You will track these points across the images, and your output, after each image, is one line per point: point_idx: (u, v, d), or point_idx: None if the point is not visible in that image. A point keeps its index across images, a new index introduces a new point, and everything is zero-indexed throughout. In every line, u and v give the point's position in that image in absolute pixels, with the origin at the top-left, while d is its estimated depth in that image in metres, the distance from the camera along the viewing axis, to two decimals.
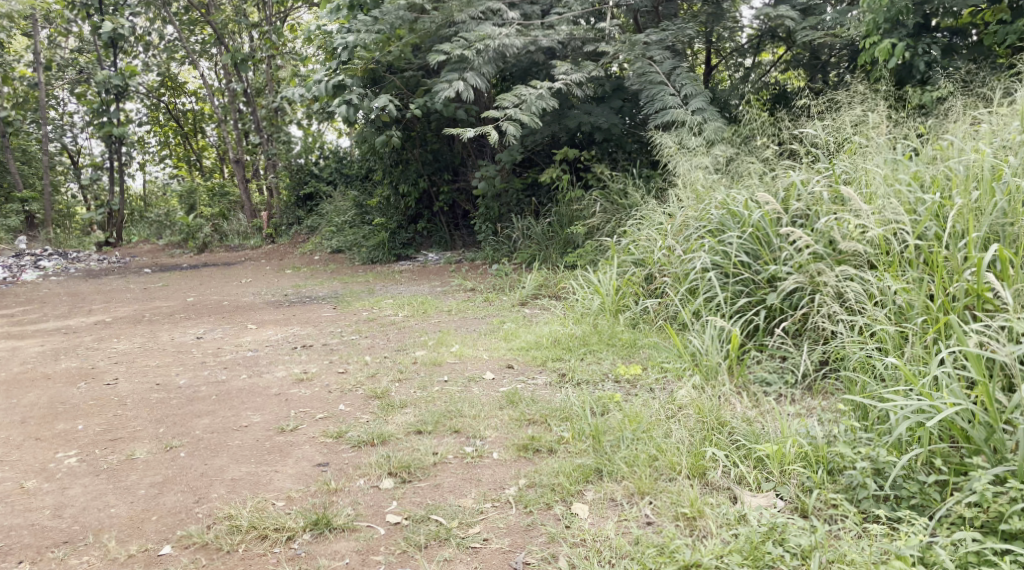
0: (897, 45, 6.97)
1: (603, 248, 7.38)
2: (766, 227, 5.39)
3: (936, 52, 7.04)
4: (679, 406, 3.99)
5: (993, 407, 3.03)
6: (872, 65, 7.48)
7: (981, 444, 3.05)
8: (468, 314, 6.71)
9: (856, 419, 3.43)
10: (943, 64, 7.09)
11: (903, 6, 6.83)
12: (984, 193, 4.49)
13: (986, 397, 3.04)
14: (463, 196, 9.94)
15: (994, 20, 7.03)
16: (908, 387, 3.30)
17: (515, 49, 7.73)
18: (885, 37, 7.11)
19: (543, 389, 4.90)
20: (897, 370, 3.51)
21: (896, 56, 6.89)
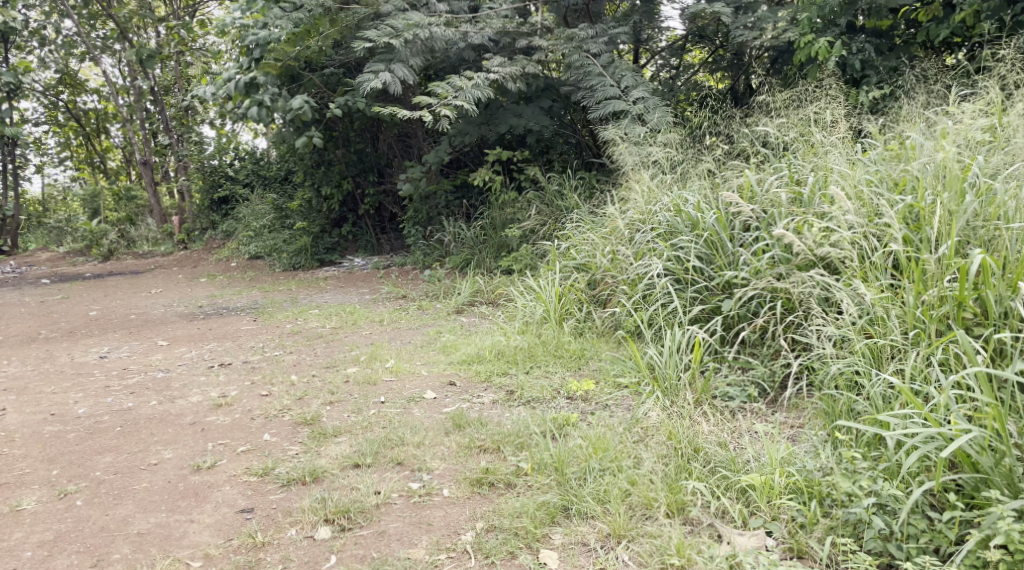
0: (832, 43, 6.76)
1: (541, 252, 7.01)
2: (721, 229, 5.09)
3: (870, 51, 6.90)
4: (647, 431, 3.62)
5: (1006, 432, 2.84)
6: (806, 64, 7.29)
7: (997, 475, 2.84)
8: (401, 324, 6.25)
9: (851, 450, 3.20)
10: (876, 63, 6.98)
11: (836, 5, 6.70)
12: (955, 195, 4.38)
13: (999, 421, 2.86)
14: (390, 199, 9.45)
15: (926, 20, 6.85)
16: (910, 411, 3.07)
17: (444, 42, 7.27)
18: (820, 35, 7.00)
19: (491, 408, 4.47)
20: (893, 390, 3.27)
21: (835, 54, 6.68)
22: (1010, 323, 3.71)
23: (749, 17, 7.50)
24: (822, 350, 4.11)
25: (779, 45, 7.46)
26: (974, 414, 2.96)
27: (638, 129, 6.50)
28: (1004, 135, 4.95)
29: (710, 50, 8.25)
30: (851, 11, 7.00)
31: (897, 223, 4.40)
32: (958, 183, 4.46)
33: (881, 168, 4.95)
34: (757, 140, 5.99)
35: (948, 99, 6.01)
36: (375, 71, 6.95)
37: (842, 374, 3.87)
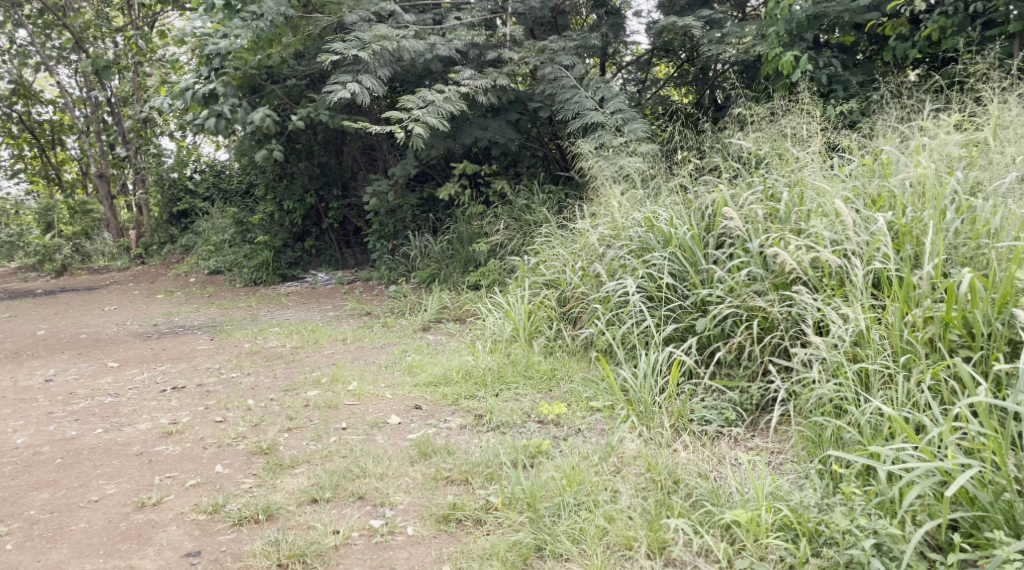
0: (800, 58, 6.61)
1: (510, 268, 6.82)
2: (695, 246, 4.91)
3: (837, 65, 6.77)
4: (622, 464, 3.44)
5: (1008, 470, 2.85)
6: (774, 78, 7.18)
7: (994, 511, 2.87)
8: (365, 343, 6.01)
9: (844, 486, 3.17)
10: (843, 78, 6.85)
11: (803, 19, 6.63)
12: (936, 213, 4.25)
13: (1000, 458, 2.86)
14: (355, 212, 9.19)
15: (894, 34, 6.73)
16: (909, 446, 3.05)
17: (413, 53, 7.06)
18: (787, 49, 6.85)
19: (458, 434, 4.26)
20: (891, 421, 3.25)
21: (800, 68, 6.54)
22: (996, 345, 3.60)
23: (716, 32, 7.35)
24: (803, 373, 3.95)
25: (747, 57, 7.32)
26: (971, 446, 2.96)
27: (609, 142, 6.32)
28: (979, 152, 4.83)
29: (676, 65, 8.11)
30: (817, 25, 6.82)
31: (878, 239, 4.25)
32: (939, 199, 4.33)
33: (858, 184, 4.81)
34: (730, 154, 5.84)
35: (919, 115, 5.90)
36: (342, 81, 6.72)
37: (827, 402, 3.73)
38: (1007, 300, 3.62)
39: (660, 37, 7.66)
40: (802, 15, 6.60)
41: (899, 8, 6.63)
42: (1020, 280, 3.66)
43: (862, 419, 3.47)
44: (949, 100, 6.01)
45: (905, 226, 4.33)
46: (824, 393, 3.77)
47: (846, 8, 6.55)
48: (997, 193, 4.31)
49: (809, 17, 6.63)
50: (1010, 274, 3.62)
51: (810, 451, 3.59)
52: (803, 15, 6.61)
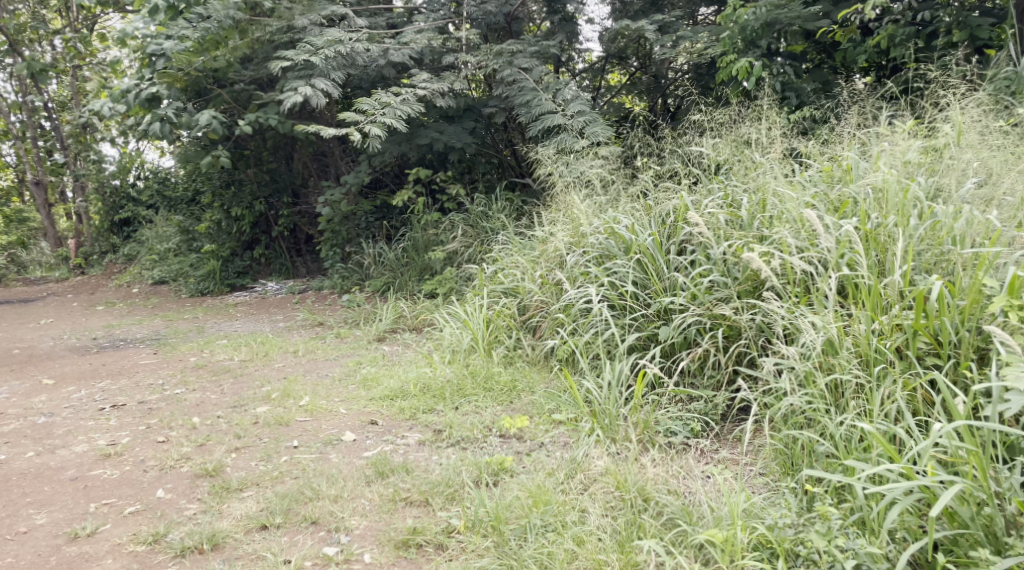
0: (755, 64, 6.55)
1: (468, 275, 6.69)
2: (657, 252, 4.78)
3: (791, 72, 6.64)
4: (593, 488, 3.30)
5: (990, 484, 2.85)
6: (728, 85, 7.11)
7: (974, 526, 2.86)
8: (317, 355, 5.78)
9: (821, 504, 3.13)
10: (796, 85, 6.75)
11: (758, 26, 6.54)
12: (898, 219, 4.17)
13: (982, 471, 2.86)
14: (305, 220, 8.93)
15: (845, 42, 6.67)
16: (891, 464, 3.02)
17: (367, 58, 6.82)
18: (741, 56, 6.75)
19: (417, 451, 4.07)
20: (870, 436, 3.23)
21: (755, 75, 6.50)
22: (963, 353, 3.54)
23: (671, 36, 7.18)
24: (773, 384, 3.83)
25: (701, 62, 7.22)
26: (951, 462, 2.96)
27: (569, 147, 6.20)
28: (937, 158, 4.75)
29: (629, 73, 8.01)
30: (772, 33, 6.64)
31: (844, 244, 4.14)
32: (902, 205, 4.25)
33: (820, 190, 4.72)
34: (689, 160, 5.72)
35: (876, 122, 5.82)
36: (295, 87, 6.46)
37: (800, 415, 3.66)
38: (974, 307, 3.56)
39: (612, 43, 7.56)
40: (755, 24, 6.52)
41: (849, 16, 6.58)
42: (986, 287, 3.60)
43: (836, 433, 3.40)
44: (904, 108, 5.92)
45: (868, 232, 4.26)
46: (795, 404, 3.67)
47: (798, 15, 6.47)
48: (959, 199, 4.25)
49: (764, 25, 6.54)
50: (976, 281, 3.57)
51: (784, 469, 3.53)
52: (756, 22, 6.51)
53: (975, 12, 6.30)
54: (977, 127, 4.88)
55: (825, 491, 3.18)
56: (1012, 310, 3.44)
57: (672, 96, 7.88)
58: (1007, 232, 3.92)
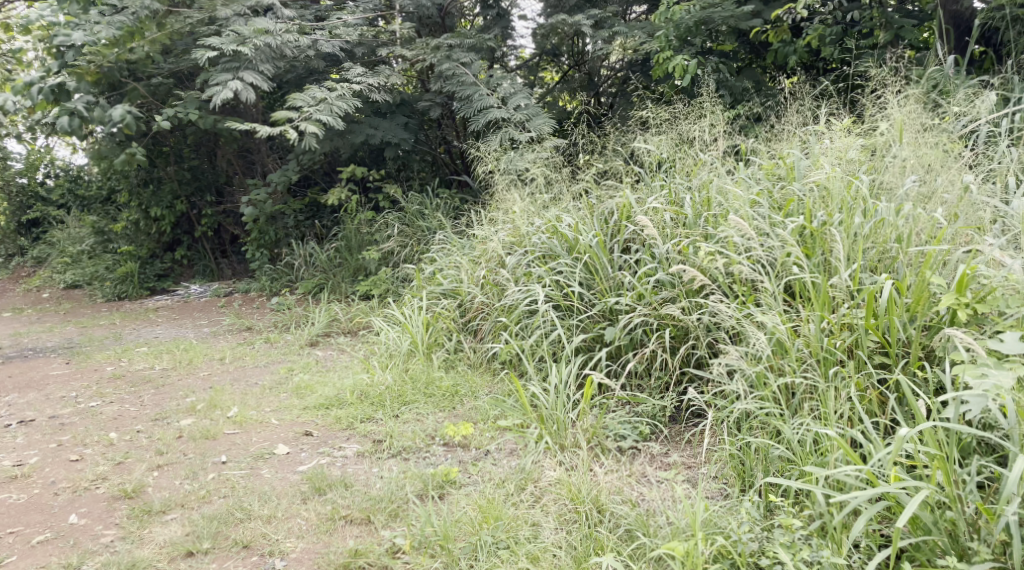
0: (691, 62, 6.46)
1: (404, 276, 6.46)
2: (600, 252, 4.55)
3: (725, 71, 6.51)
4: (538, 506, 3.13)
5: (954, 487, 2.76)
6: (665, 83, 6.97)
7: (936, 530, 2.77)
8: (246, 362, 5.48)
9: (782, 514, 3.03)
10: (731, 84, 6.64)
11: (692, 24, 6.41)
12: (844, 216, 4.06)
13: (946, 475, 2.77)
14: (230, 219, 8.55)
15: (777, 41, 6.58)
16: (853, 471, 2.92)
17: (297, 50, 6.49)
18: (676, 54, 6.61)
19: (356, 464, 3.83)
20: (830, 441, 3.13)
21: (690, 74, 6.41)
22: (914, 352, 3.44)
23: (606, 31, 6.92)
24: (725, 386, 3.69)
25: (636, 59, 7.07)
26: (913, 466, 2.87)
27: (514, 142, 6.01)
28: (877, 155, 4.67)
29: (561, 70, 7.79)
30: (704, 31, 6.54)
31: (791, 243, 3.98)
32: (848, 203, 4.12)
33: (764, 187, 4.57)
34: (630, 158, 5.55)
35: (817, 122, 5.63)
36: (221, 81, 6.11)
37: (755, 419, 3.53)
38: (921, 305, 3.47)
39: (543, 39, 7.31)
40: (688, 22, 6.38)
41: (782, 15, 6.47)
42: (933, 286, 3.51)
43: (793, 439, 3.28)
44: (841, 105, 5.82)
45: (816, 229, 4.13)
46: (749, 407, 3.53)
47: (732, 14, 6.29)
48: (902, 197, 4.13)
49: (699, 22, 6.41)
50: (924, 279, 3.49)
51: (739, 475, 3.41)
52: (690, 21, 6.37)
53: (898, 12, 6.21)
54: (919, 124, 4.66)
55: (787, 500, 3.06)
56: (960, 309, 3.36)
57: (606, 94, 7.65)
58: (953, 230, 3.80)
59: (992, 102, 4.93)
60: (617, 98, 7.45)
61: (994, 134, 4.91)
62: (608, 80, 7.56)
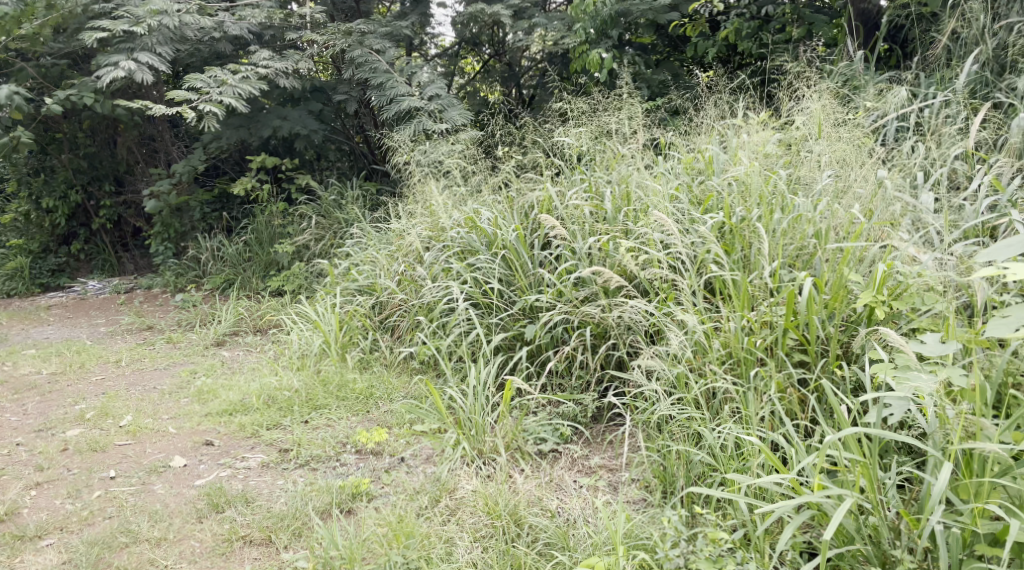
0: (606, 56, 6.33)
1: (317, 271, 6.17)
2: (521, 247, 4.35)
3: (642, 64, 6.39)
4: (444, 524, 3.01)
5: (876, 493, 2.63)
6: (585, 75, 6.82)
7: (858, 538, 2.64)
8: (144, 365, 5.15)
9: (704, 524, 2.90)
10: (648, 76, 6.51)
11: (609, 16, 6.25)
12: (763, 211, 3.92)
13: (868, 481, 2.64)
14: (131, 210, 8.11)
15: (694, 34, 6.49)
16: (776, 478, 2.79)
17: (199, 31, 6.10)
18: (593, 47, 6.46)
19: (258, 477, 3.58)
20: (754, 447, 3.02)
21: (606, 68, 6.26)
22: (833, 350, 3.33)
23: (525, 22, 6.75)
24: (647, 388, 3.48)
25: (555, 51, 6.89)
26: (836, 471, 2.74)
27: (429, 129, 5.78)
28: (794, 150, 4.54)
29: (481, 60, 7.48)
30: (622, 23, 6.42)
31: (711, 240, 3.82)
32: (767, 198, 4.00)
33: (683, 180, 4.40)
34: (551, 149, 5.35)
35: (734, 116, 5.49)
36: (113, 60, 5.69)
37: (680, 422, 3.33)
38: (840, 303, 3.39)
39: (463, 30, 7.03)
40: (606, 13, 6.21)
41: (699, 8, 6.37)
42: (851, 283, 3.44)
43: (716, 444, 3.13)
44: (757, 99, 5.74)
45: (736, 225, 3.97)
46: (671, 411, 3.36)
47: (650, 6, 6.20)
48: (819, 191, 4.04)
49: (615, 14, 6.26)
50: (843, 277, 3.41)
51: (661, 482, 3.22)
52: (608, 13, 6.20)
53: (812, 8, 6.20)
54: (836, 118, 4.59)
55: (709, 509, 2.92)
56: (878, 306, 3.29)
57: (527, 86, 7.46)
58: (870, 227, 3.69)
59: (902, 97, 4.92)
60: (536, 91, 7.29)
61: (904, 128, 4.89)
62: (528, 71, 7.39)
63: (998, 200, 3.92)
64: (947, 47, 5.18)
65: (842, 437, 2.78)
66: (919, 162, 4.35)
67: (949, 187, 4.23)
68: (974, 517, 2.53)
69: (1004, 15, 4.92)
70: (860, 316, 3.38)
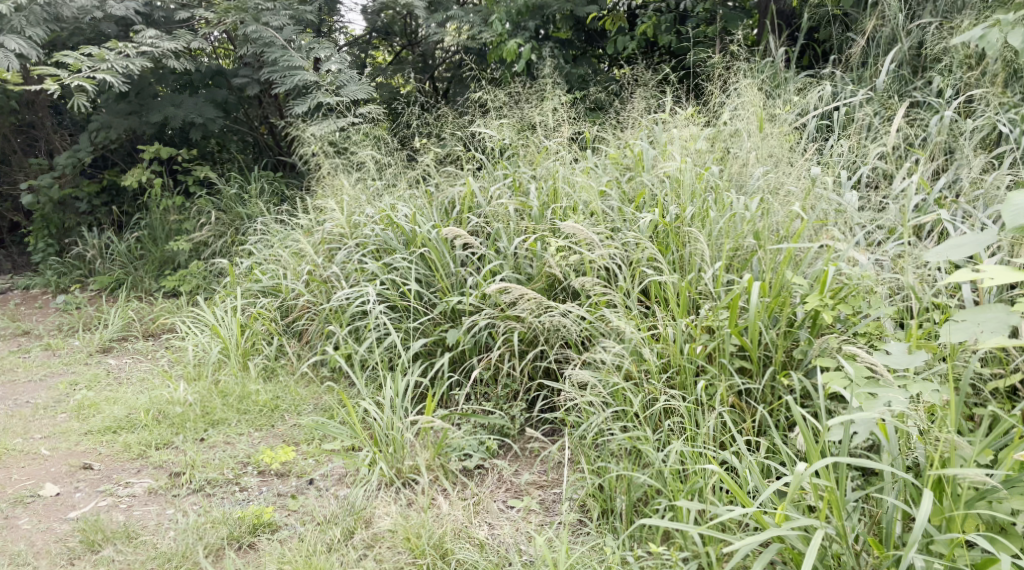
0: (522, 46, 5.90)
1: (217, 271, 5.66)
2: (441, 246, 3.94)
3: (560, 59, 6.03)
4: (356, 562, 2.66)
5: (844, 522, 2.37)
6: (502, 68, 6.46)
7: None
8: (17, 377, 4.63)
9: (656, 556, 2.60)
10: (566, 70, 6.09)
11: (524, 6, 5.93)
12: (701, 206, 3.60)
13: (836, 508, 2.38)
14: (8, 204, 7.41)
15: (613, 29, 6.11)
16: (734, 507, 2.50)
17: (77, 9, 5.48)
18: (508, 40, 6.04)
19: (144, 505, 3.15)
20: (706, 469, 2.72)
21: (524, 59, 5.84)
22: (777, 358, 2.99)
23: (440, 14, 6.34)
24: (580, 399, 3.12)
25: (472, 45, 6.49)
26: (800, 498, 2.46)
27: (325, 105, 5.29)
28: (724, 144, 4.24)
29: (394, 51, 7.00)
30: (539, 14, 6.11)
31: (645, 240, 3.48)
32: (701, 196, 3.68)
33: (612, 177, 4.08)
34: (470, 142, 4.98)
35: (661, 111, 5.03)
36: None
37: (618, 439, 2.99)
38: (783, 306, 3.03)
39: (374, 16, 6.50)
40: (521, 4, 5.88)
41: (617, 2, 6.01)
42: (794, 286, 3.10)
43: (660, 464, 2.81)
44: (683, 94, 5.48)
45: (669, 226, 3.57)
46: (609, 423, 3.03)
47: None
48: (754, 186, 3.69)
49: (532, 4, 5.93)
50: (786, 277, 3.06)
51: (600, 502, 2.89)
52: (522, 3, 5.90)
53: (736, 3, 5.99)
54: (768, 114, 4.34)
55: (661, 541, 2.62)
56: (824, 312, 2.93)
57: (441, 79, 6.99)
58: (809, 225, 3.37)
59: (821, 95, 4.69)
60: (452, 84, 6.85)
61: (825, 127, 4.69)
62: (442, 63, 6.91)
63: (925, 200, 3.69)
64: (864, 47, 4.96)
65: (805, 459, 2.50)
66: (840, 158, 4.11)
67: (871, 188, 4.04)
68: (952, 549, 2.29)
69: (919, 15, 4.81)
70: (802, 320, 3.02)
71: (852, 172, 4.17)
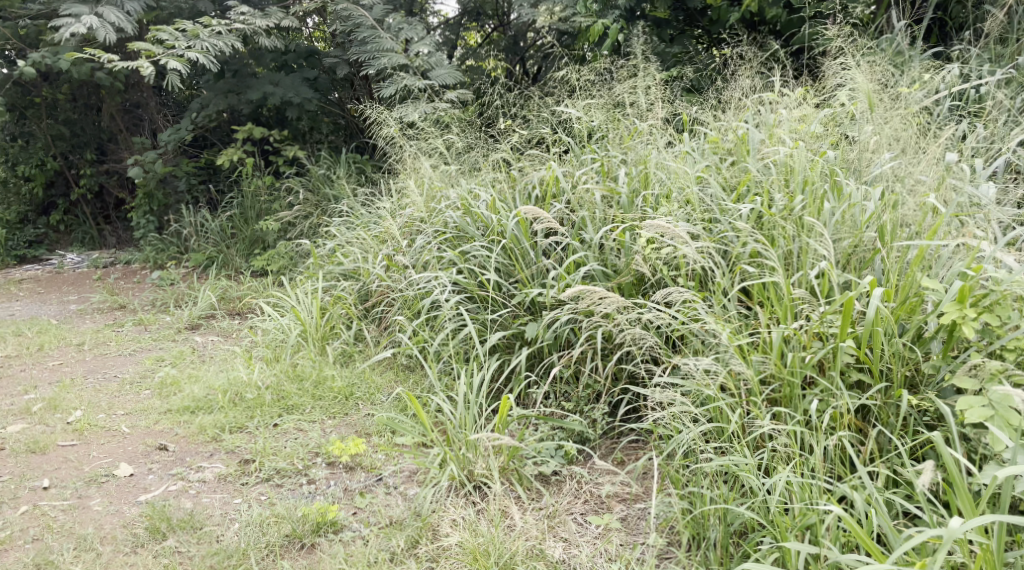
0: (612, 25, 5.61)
1: (303, 252, 5.61)
2: (521, 235, 3.72)
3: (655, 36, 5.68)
4: None
5: None
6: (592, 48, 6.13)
7: None
8: (108, 350, 4.68)
9: None
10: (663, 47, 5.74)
11: None
12: (806, 198, 3.27)
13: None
14: (114, 179, 7.58)
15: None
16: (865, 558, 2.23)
17: None
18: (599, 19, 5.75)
19: (212, 492, 3.08)
20: (817, 505, 2.45)
21: (615, 36, 5.52)
22: (897, 373, 2.68)
23: None
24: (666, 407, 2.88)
25: (565, 23, 6.22)
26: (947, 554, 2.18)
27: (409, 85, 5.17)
28: (836, 129, 3.88)
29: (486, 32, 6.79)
30: None
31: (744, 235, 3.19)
32: (809, 186, 3.35)
33: (710, 163, 3.78)
34: (557, 124, 4.74)
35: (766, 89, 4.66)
36: (75, 14, 5.10)
37: (709, 457, 2.73)
38: (908, 311, 2.73)
39: None
40: None
41: None
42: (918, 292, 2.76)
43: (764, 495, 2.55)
44: (791, 72, 5.07)
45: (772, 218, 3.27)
46: (697, 437, 2.78)
47: None
48: (870, 177, 3.34)
49: None
50: (915, 280, 2.75)
51: (687, 525, 2.66)
52: None
53: None
54: (886, 96, 3.94)
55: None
56: (952, 324, 2.60)
57: (531, 61, 6.76)
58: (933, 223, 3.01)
59: (947, 75, 4.23)
60: (541, 68, 6.65)
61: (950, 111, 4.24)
62: (531, 47, 6.68)
63: None
64: (1001, 21, 4.44)
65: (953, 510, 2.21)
66: (970, 146, 3.68)
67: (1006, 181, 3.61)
68: None
69: None
70: (934, 330, 2.69)
71: (985, 161, 3.73)
